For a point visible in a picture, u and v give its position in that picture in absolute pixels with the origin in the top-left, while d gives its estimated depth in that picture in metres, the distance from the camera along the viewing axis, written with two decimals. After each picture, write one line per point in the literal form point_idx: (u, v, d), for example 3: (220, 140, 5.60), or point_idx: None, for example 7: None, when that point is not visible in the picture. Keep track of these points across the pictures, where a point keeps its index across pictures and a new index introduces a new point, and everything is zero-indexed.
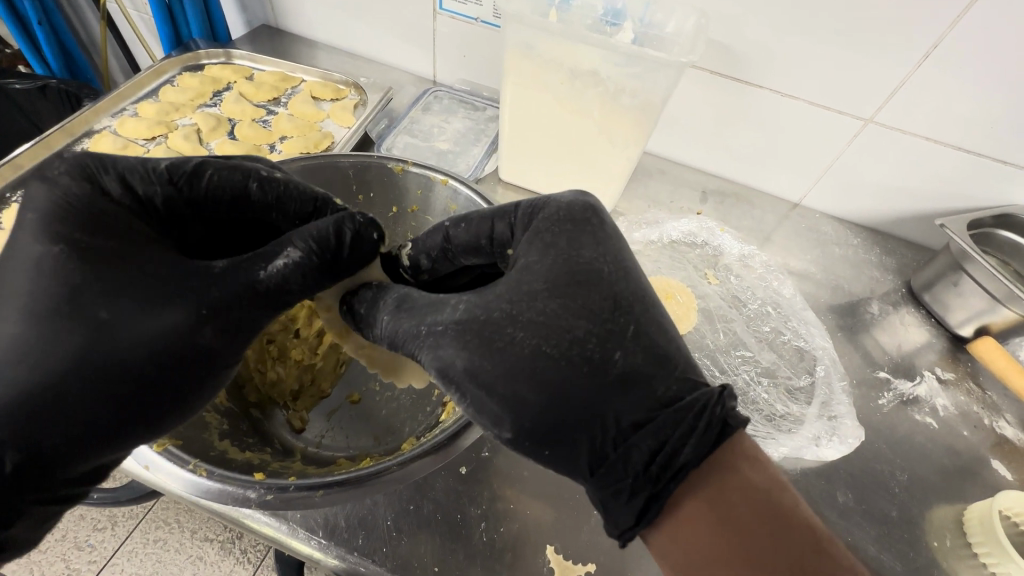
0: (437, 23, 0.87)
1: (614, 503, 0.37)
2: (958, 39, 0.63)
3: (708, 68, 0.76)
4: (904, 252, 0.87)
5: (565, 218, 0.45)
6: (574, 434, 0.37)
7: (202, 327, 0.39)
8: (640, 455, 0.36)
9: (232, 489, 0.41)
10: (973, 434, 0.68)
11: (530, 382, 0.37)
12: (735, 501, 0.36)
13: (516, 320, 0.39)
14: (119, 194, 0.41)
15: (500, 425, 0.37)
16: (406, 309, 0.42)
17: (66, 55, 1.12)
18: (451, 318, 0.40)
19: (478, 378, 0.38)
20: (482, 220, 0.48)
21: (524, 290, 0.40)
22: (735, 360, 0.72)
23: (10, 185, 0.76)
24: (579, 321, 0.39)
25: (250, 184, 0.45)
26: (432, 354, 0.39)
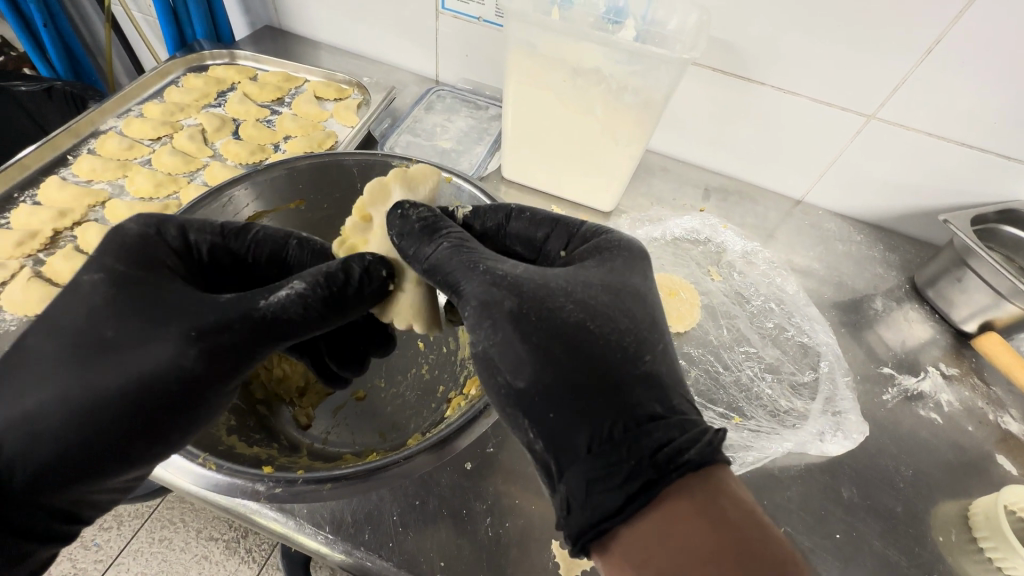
0: (439, 22, 0.87)
1: (600, 487, 0.35)
2: (959, 36, 0.63)
3: (710, 66, 0.77)
4: (907, 248, 0.87)
5: (625, 247, 0.48)
6: (587, 410, 0.37)
7: (197, 358, 0.39)
8: (651, 442, 0.36)
9: (240, 482, 0.41)
10: (977, 430, 0.68)
11: (566, 344, 0.39)
12: (724, 505, 0.34)
13: (568, 293, 0.41)
14: (176, 242, 0.45)
15: (518, 371, 0.38)
16: (468, 251, 0.45)
17: (71, 56, 1.12)
18: (507, 271, 0.43)
19: (521, 322, 0.39)
20: (547, 220, 0.52)
21: (583, 278, 0.43)
22: (739, 356, 0.72)
23: (21, 186, 0.78)
24: (624, 317, 0.41)
25: (290, 243, 0.51)
26: (483, 287, 0.41)
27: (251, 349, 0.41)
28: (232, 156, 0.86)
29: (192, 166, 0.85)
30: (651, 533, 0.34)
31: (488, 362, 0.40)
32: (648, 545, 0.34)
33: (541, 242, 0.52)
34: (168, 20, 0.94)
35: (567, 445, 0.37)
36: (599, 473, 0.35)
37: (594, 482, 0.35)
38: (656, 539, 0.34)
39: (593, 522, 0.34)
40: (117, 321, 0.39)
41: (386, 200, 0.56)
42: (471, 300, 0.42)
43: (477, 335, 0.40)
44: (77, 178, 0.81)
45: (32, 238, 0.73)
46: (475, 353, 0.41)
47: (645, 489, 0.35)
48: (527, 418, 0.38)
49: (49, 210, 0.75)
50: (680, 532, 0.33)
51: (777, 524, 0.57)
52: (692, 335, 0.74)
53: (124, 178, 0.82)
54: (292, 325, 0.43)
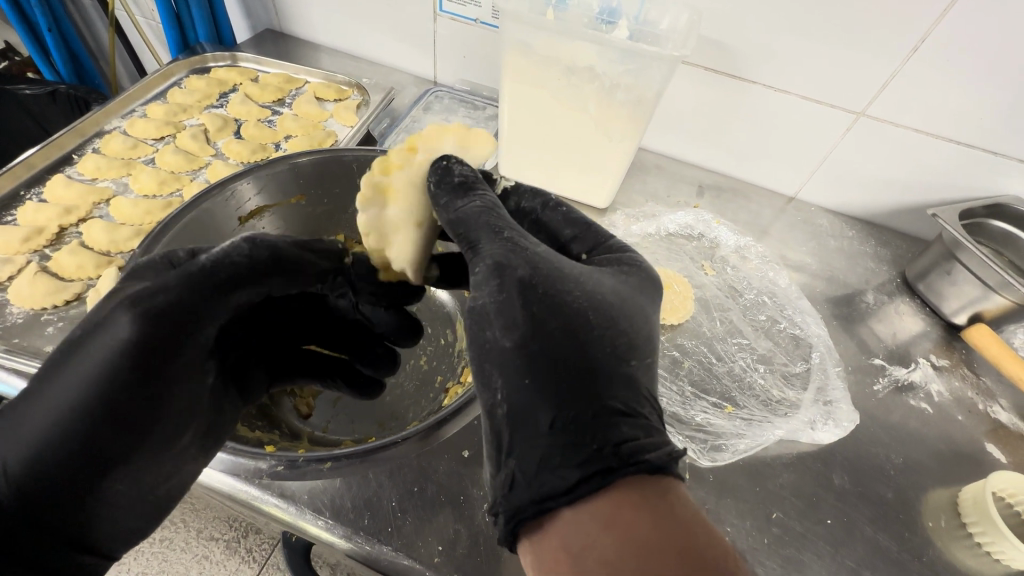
0: (437, 25, 0.89)
1: (556, 466, 0.37)
2: (945, 34, 0.65)
3: (701, 64, 0.78)
4: (898, 244, 0.89)
5: (644, 266, 0.48)
6: (567, 389, 0.39)
7: (139, 327, 0.37)
8: (619, 433, 0.38)
9: (245, 460, 0.43)
10: (967, 419, 0.69)
11: (563, 323, 0.40)
12: (674, 507, 0.36)
13: (581, 282, 0.42)
14: (183, 255, 0.44)
15: (513, 329, 0.39)
16: (494, 216, 0.45)
17: (75, 60, 1.14)
18: (524, 243, 0.43)
19: (529, 290, 0.40)
20: (579, 222, 0.52)
21: (598, 277, 0.44)
22: (732, 348, 0.73)
23: (27, 184, 0.80)
24: (628, 321, 0.42)
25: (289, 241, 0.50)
26: (502, 249, 0.42)
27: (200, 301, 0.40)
28: (234, 155, 0.88)
29: (194, 165, 0.86)
30: (595, 522, 0.35)
31: (481, 317, 0.39)
32: (588, 533, 0.34)
33: (563, 241, 0.52)
34: (171, 24, 0.96)
35: (529, 420, 0.38)
36: (561, 451, 0.37)
37: (547, 461, 0.37)
38: (596, 526, 0.35)
39: (535, 498, 0.37)
40: (89, 315, 0.37)
41: (439, 147, 0.54)
42: (485, 258, 0.42)
43: (481, 291, 0.40)
44: (81, 177, 0.82)
45: (37, 235, 0.75)
46: (471, 307, 0.40)
47: (600, 475, 0.36)
48: (505, 380, 0.39)
49: (55, 207, 0.76)
50: (623, 521, 0.34)
51: (771, 510, 0.58)
52: (687, 327, 0.75)
53: (128, 176, 0.83)
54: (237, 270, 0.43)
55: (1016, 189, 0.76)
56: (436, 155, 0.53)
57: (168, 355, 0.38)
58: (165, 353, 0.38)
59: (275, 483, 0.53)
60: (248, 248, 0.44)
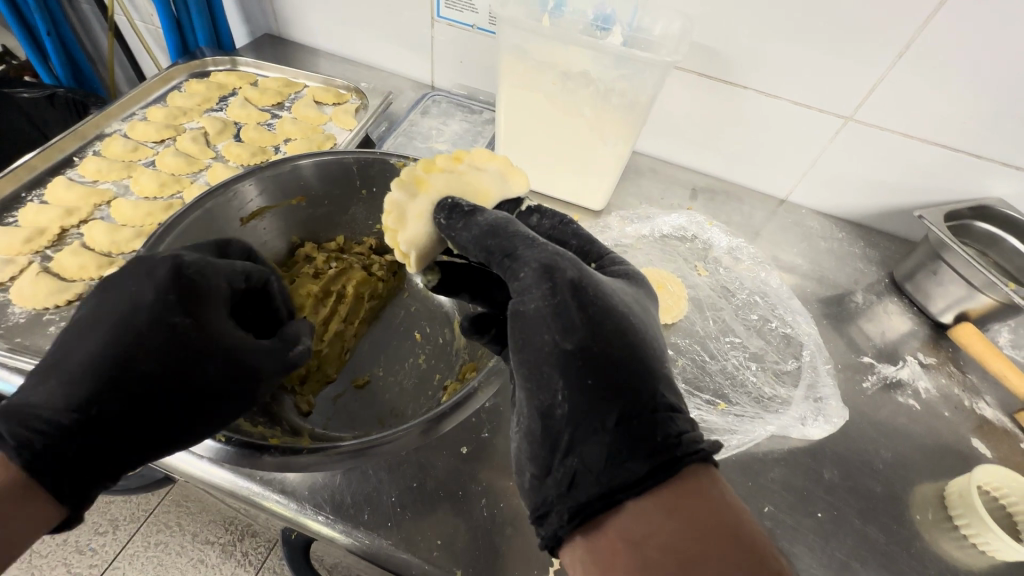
0: (435, 30, 0.91)
1: (622, 460, 0.37)
2: (929, 40, 0.67)
3: (692, 70, 0.80)
4: (887, 245, 0.91)
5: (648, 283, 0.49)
6: (622, 389, 0.39)
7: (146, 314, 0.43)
8: (675, 426, 0.38)
9: (249, 451, 0.44)
10: (954, 415, 0.71)
11: (612, 324, 0.40)
12: (730, 496, 0.36)
13: (613, 289, 0.43)
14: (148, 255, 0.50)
15: (569, 332, 0.39)
16: (517, 228, 0.45)
17: (74, 65, 1.15)
18: (561, 249, 0.43)
19: (580, 293, 0.40)
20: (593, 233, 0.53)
21: (621, 286, 0.45)
22: (724, 346, 0.75)
23: (28, 186, 0.81)
24: (657, 331, 0.44)
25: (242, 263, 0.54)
26: (544, 254, 0.41)
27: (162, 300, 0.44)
28: (234, 158, 0.89)
29: (195, 167, 0.87)
30: (656, 509, 0.35)
31: (537, 320, 0.39)
32: (649, 521, 0.35)
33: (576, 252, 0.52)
34: (171, 29, 0.97)
35: (588, 419, 0.38)
36: (625, 446, 0.37)
37: (612, 456, 0.37)
38: (659, 514, 0.35)
39: (603, 492, 0.37)
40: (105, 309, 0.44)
41: (485, 164, 0.56)
42: (529, 263, 0.41)
43: (530, 294, 0.40)
44: (82, 179, 0.83)
45: (40, 236, 0.75)
46: (521, 310, 0.40)
47: (665, 468, 0.36)
48: (564, 379, 0.39)
49: (57, 209, 0.77)
50: (684, 509, 0.35)
51: (762, 504, 0.59)
52: (680, 326, 0.77)
53: (129, 178, 0.84)
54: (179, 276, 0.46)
55: (1000, 191, 0.78)
56: (477, 170, 0.55)
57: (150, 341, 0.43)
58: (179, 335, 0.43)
59: (276, 479, 0.54)
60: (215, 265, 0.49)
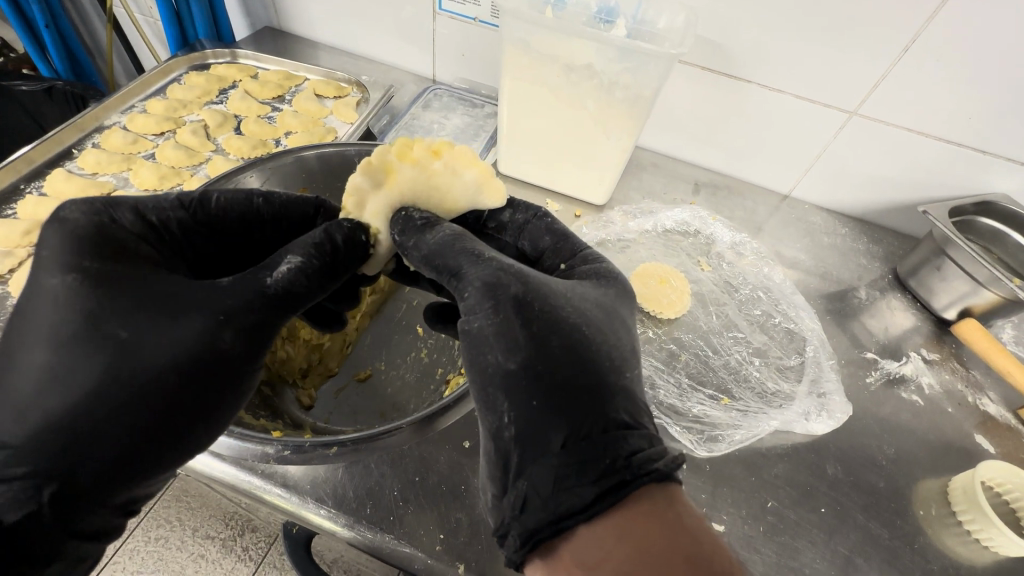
0: (436, 23, 0.90)
1: (571, 484, 0.36)
2: (934, 34, 0.66)
3: (696, 64, 0.80)
4: (890, 241, 0.90)
5: (619, 276, 0.48)
6: (569, 408, 0.38)
7: (230, 337, 0.39)
8: (628, 445, 0.37)
9: (251, 446, 0.44)
10: (957, 411, 0.71)
11: (561, 338, 0.40)
12: (685, 514, 0.37)
13: (568, 298, 0.43)
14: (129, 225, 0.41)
15: (513, 351, 0.39)
16: (466, 243, 0.45)
17: (73, 58, 1.14)
18: (506, 262, 0.43)
19: (523, 308, 0.40)
20: (559, 233, 0.52)
21: (579, 291, 0.44)
22: (728, 341, 0.75)
23: (28, 178, 0.81)
24: (619, 335, 0.43)
25: (253, 200, 0.47)
26: (489, 271, 0.42)
27: (266, 324, 0.41)
28: (234, 151, 0.88)
29: (195, 160, 0.87)
30: (609, 535, 0.35)
31: (480, 340, 0.40)
32: (603, 547, 0.34)
33: (543, 255, 0.52)
34: (171, 21, 0.96)
35: (540, 441, 0.37)
36: (573, 470, 0.36)
37: (559, 480, 0.36)
38: (613, 540, 0.34)
39: (552, 519, 0.35)
40: (131, 318, 0.37)
41: (460, 168, 0.52)
42: (472, 282, 0.42)
43: (474, 314, 0.40)
44: (82, 171, 0.82)
45: (39, 228, 0.75)
46: (467, 330, 0.41)
47: (617, 488, 0.36)
48: (504, 403, 0.38)
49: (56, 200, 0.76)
50: (639, 533, 0.35)
51: (766, 499, 0.59)
52: (683, 321, 0.76)
53: (128, 172, 0.84)
54: (299, 298, 0.43)
55: (1004, 187, 0.78)
56: (448, 174, 0.52)
57: (243, 367, 0.40)
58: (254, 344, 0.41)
59: (278, 473, 0.53)
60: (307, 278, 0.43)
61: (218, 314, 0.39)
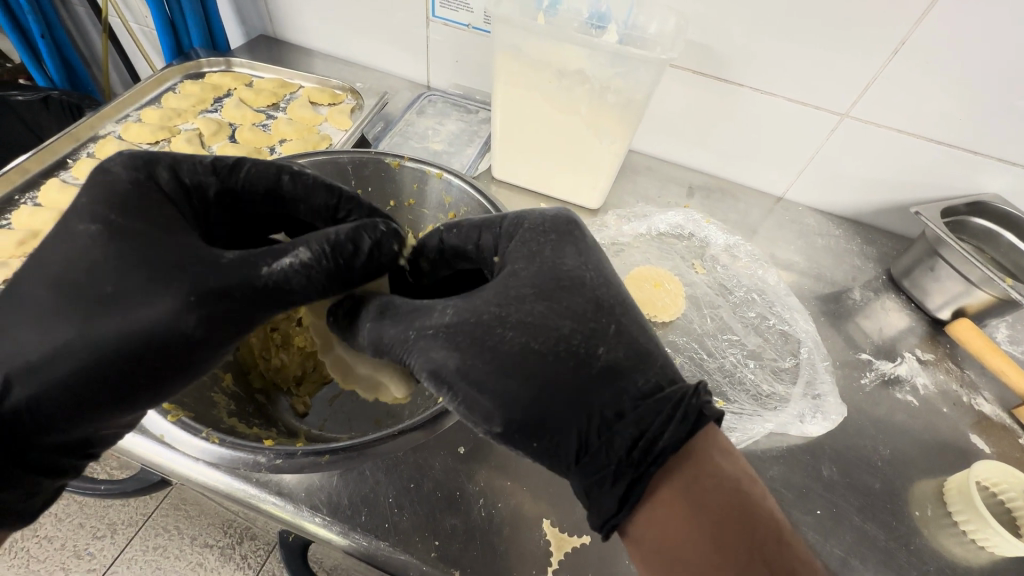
0: (429, 30, 0.90)
1: (602, 487, 0.38)
2: (922, 35, 0.67)
3: (687, 67, 0.80)
4: (883, 241, 0.91)
5: (549, 228, 0.47)
6: (562, 420, 0.38)
7: (196, 322, 0.37)
8: (624, 440, 0.38)
9: (243, 455, 0.44)
10: (952, 411, 0.71)
11: (518, 380, 0.38)
12: (710, 488, 0.37)
13: (505, 319, 0.40)
14: (167, 184, 0.42)
15: (489, 420, 0.38)
16: (393, 316, 0.43)
17: (69, 68, 1.14)
18: (441, 322, 0.40)
19: (471, 379, 0.38)
20: (474, 228, 0.51)
21: (514, 292, 0.41)
22: (722, 343, 0.75)
23: (21, 189, 0.80)
24: (565, 319, 0.40)
25: (283, 177, 0.47)
26: (425, 353, 0.39)
27: (246, 315, 0.38)
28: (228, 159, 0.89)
29: None
30: (650, 519, 0.38)
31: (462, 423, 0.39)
32: (649, 530, 0.38)
33: (476, 250, 0.51)
34: (165, 30, 0.97)
35: (558, 451, 0.39)
36: (592, 483, 0.39)
37: (589, 490, 0.39)
38: (657, 524, 0.38)
39: (605, 520, 0.39)
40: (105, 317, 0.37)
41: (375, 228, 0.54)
42: (417, 372, 0.40)
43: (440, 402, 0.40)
44: (76, 181, 0.83)
45: (34, 238, 0.75)
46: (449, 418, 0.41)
47: (638, 483, 0.38)
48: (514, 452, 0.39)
49: (50, 211, 0.77)
50: (671, 518, 0.37)
51: None
52: (678, 324, 0.76)
53: None
54: (294, 296, 0.40)
55: (996, 187, 0.78)
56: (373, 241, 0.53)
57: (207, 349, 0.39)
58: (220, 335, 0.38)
59: (272, 481, 0.53)
60: (308, 278, 0.40)
61: (192, 295, 0.37)
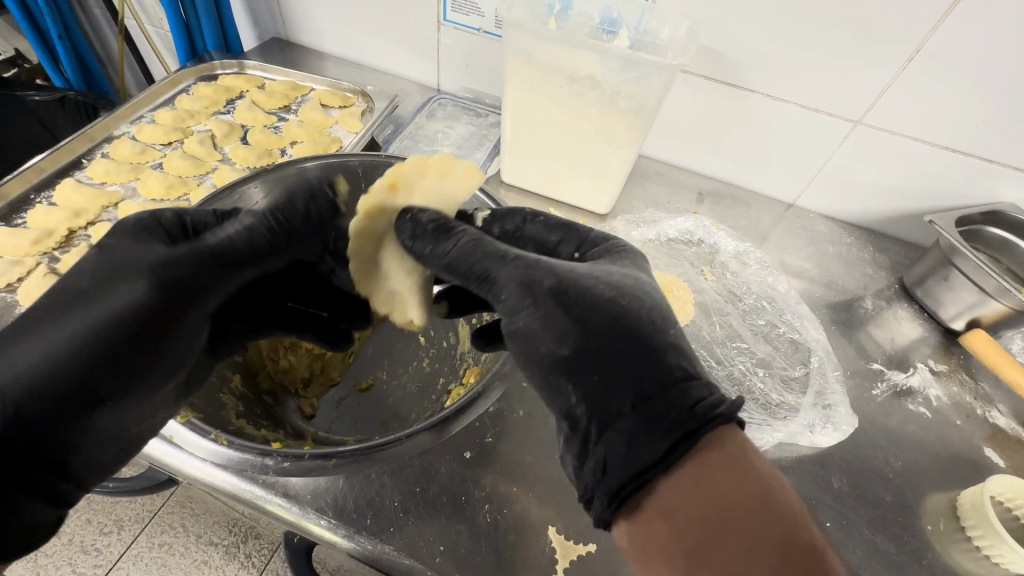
0: (440, 34, 0.91)
1: (642, 441, 0.37)
2: (937, 43, 0.66)
3: (699, 73, 0.80)
4: (896, 250, 0.90)
5: (633, 247, 0.51)
6: (637, 371, 0.39)
7: None
8: (688, 398, 0.38)
9: (251, 457, 0.44)
10: (966, 424, 0.69)
11: (604, 317, 0.40)
12: (737, 480, 0.35)
13: (597, 277, 0.43)
14: (175, 229, 0.46)
15: (564, 338, 0.40)
16: (487, 244, 0.46)
17: (85, 69, 1.16)
18: (534, 260, 0.44)
19: (562, 297, 0.41)
20: (560, 225, 0.54)
21: (603, 269, 0.45)
22: (731, 351, 0.74)
23: (36, 188, 0.82)
24: (649, 299, 0.43)
25: (278, 223, 0.49)
26: (518, 270, 0.43)
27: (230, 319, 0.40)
28: (240, 160, 0.89)
29: (201, 170, 0.88)
30: (668, 497, 0.36)
31: (527, 336, 0.41)
32: (666, 506, 0.36)
33: (554, 245, 0.53)
34: (180, 32, 0.98)
35: (608, 406, 0.38)
36: (644, 427, 0.37)
37: (632, 442, 0.37)
38: (674, 504, 0.36)
39: (621, 487, 0.37)
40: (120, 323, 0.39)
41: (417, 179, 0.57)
42: (505, 283, 0.43)
43: (517, 314, 0.42)
44: (90, 181, 0.84)
45: (48, 237, 0.76)
46: (513, 331, 0.42)
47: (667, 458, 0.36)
48: (570, 383, 0.39)
49: (64, 210, 0.78)
50: (692, 500, 0.35)
51: None
52: (686, 331, 0.76)
53: (137, 180, 0.85)
54: None
55: (1013, 197, 0.77)
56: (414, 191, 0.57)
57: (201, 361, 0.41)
58: None
59: (279, 482, 0.53)
60: None
61: None
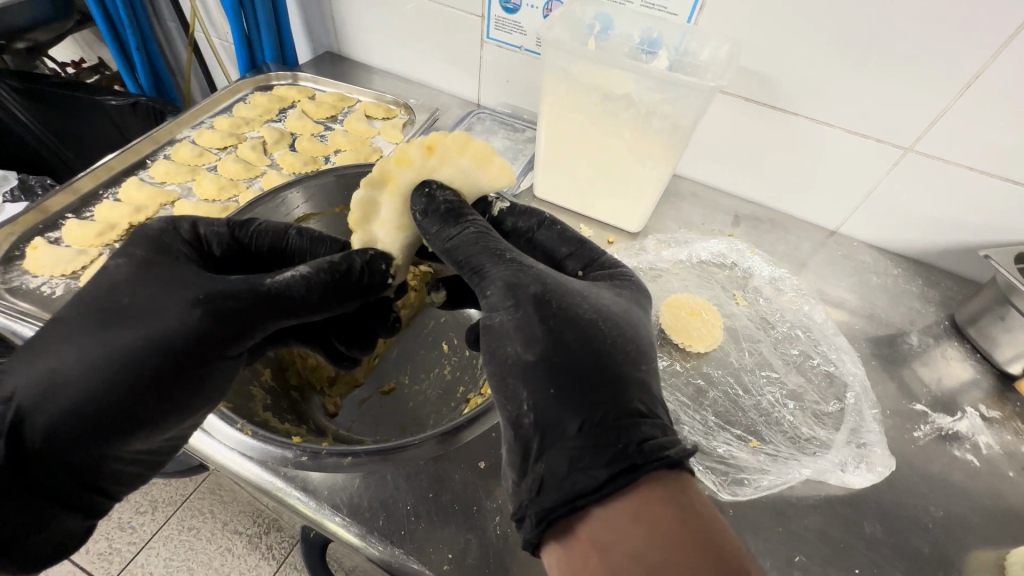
0: (483, 51, 0.94)
1: (584, 465, 0.37)
2: (997, 70, 0.63)
3: (739, 94, 0.79)
4: (948, 285, 0.85)
5: (637, 283, 0.52)
6: (593, 399, 0.40)
7: (203, 317, 0.45)
8: (637, 433, 0.39)
9: (273, 448, 0.46)
10: (1020, 476, 0.64)
11: (576, 333, 0.42)
12: (670, 516, 0.35)
13: (586, 297, 0.45)
14: (188, 234, 0.52)
15: (532, 344, 0.41)
16: (489, 242, 0.49)
17: (157, 77, 1.25)
18: (530, 267, 0.46)
19: (542, 307, 0.42)
20: (574, 240, 0.56)
21: (597, 293, 0.47)
22: (760, 380, 0.72)
23: (105, 184, 0.89)
24: (640, 332, 0.45)
25: (290, 231, 0.56)
26: (510, 272, 0.45)
27: (249, 315, 0.47)
28: (287, 166, 0.94)
29: (251, 174, 0.94)
30: (598, 528, 0.36)
31: (502, 331, 0.43)
32: (594, 536, 0.36)
33: (561, 258, 0.55)
34: (242, 45, 1.05)
35: (557, 425, 0.39)
36: (589, 452, 0.38)
37: (575, 461, 0.38)
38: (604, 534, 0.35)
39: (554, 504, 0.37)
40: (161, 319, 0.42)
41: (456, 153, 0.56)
42: (494, 281, 0.45)
43: (497, 311, 0.44)
44: (152, 180, 0.90)
45: (111, 230, 0.83)
46: (488, 326, 0.44)
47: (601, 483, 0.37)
48: (529, 389, 0.40)
49: (127, 206, 0.84)
50: (620, 529, 0.35)
51: (794, 553, 0.55)
52: (713, 356, 0.74)
53: (192, 181, 0.91)
54: (296, 302, 0.49)
55: None
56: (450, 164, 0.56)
57: (213, 354, 0.46)
58: (225, 331, 0.46)
59: (298, 476, 0.55)
60: (305, 286, 0.50)
61: (201, 297, 0.46)
